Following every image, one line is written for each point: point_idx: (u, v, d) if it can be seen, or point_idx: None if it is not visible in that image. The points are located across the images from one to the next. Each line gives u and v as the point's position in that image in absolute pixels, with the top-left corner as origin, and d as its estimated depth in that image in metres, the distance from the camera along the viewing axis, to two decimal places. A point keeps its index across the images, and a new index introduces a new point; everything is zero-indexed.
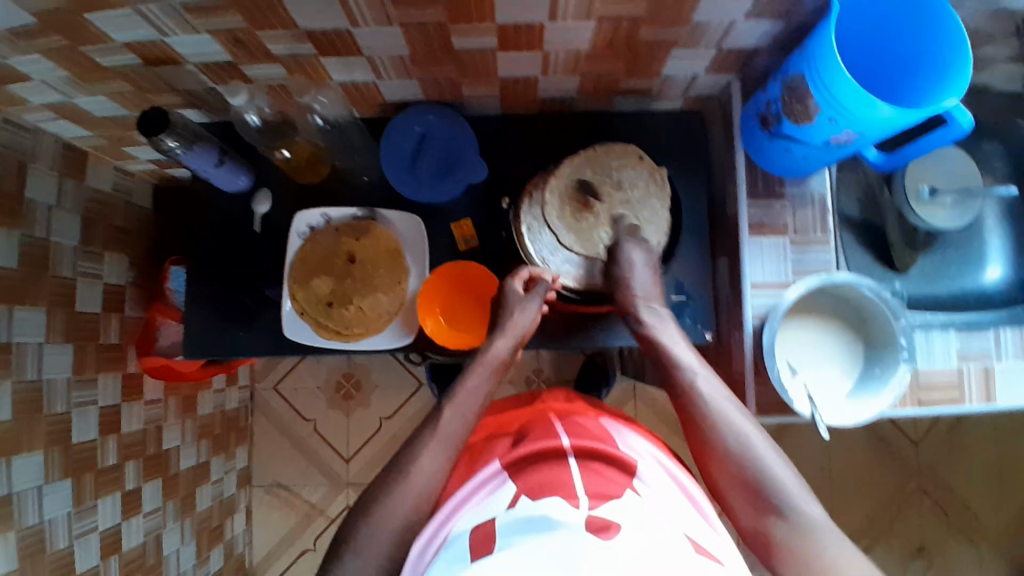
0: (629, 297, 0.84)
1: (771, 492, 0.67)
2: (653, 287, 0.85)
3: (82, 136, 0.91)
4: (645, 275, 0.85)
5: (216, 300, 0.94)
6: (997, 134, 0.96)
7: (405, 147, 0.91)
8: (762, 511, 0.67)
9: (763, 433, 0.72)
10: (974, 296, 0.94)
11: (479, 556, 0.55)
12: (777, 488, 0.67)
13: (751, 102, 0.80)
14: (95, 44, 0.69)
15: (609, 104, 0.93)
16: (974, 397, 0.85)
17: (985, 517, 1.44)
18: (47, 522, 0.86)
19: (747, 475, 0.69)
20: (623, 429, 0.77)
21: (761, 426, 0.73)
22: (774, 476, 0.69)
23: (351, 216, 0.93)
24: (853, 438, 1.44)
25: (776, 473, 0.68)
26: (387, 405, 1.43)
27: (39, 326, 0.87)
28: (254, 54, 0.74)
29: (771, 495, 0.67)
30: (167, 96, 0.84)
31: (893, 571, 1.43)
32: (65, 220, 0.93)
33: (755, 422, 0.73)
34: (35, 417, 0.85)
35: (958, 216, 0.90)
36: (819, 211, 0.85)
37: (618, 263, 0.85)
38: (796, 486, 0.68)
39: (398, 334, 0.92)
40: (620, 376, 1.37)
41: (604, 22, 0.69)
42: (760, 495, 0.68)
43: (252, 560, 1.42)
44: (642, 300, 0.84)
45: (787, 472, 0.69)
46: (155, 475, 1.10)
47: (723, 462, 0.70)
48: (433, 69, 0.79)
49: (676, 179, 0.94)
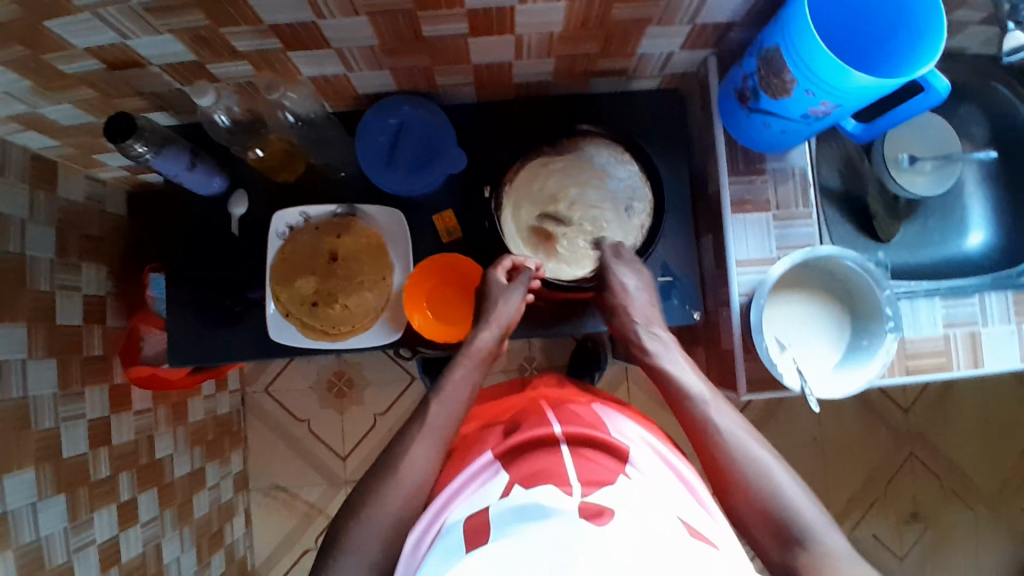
0: (626, 321, 0.86)
1: (795, 523, 0.67)
2: (653, 312, 0.87)
3: (50, 146, 0.88)
4: (646, 301, 0.87)
5: (200, 306, 0.93)
6: (974, 98, 0.96)
7: (382, 141, 0.89)
8: (786, 543, 0.67)
9: (779, 462, 0.73)
10: (958, 262, 0.95)
11: (475, 547, 0.55)
12: (799, 522, 0.68)
13: (728, 78, 0.80)
14: (56, 52, 0.67)
15: (586, 86, 0.92)
16: (961, 362, 0.87)
17: (975, 478, 1.47)
18: (44, 538, 0.85)
19: (769, 506, 0.69)
20: (615, 415, 0.77)
21: (775, 454, 0.74)
22: (796, 508, 0.69)
23: (330, 213, 0.91)
24: (844, 408, 1.45)
25: (796, 502, 0.69)
26: (380, 402, 1.43)
27: (20, 342, 0.85)
28: (219, 52, 0.72)
29: (792, 525, 0.67)
30: (134, 100, 0.82)
31: (889, 535, 1.45)
32: (39, 233, 0.90)
33: (769, 451, 0.74)
34: (23, 434, 0.84)
35: (938, 182, 0.91)
36: (800, 184, 0.85)
37: (609, 288, 0.86)
38: (817, 514, 0.68)
39: (385, 330, 0.90)
40: (611, 359, 1.38)
41: (575, 3, 0.68)
42: (784, 527, 0.68)
43: (255, 563, 1.42)
44: (640, 326, 0.85)
45: (807, 502, 0.69)
46: (150, 485, 1.09)
47: (745, 493, 0.71)
48: (405, 59, 0.78)
49: (658, 160, 0.94)
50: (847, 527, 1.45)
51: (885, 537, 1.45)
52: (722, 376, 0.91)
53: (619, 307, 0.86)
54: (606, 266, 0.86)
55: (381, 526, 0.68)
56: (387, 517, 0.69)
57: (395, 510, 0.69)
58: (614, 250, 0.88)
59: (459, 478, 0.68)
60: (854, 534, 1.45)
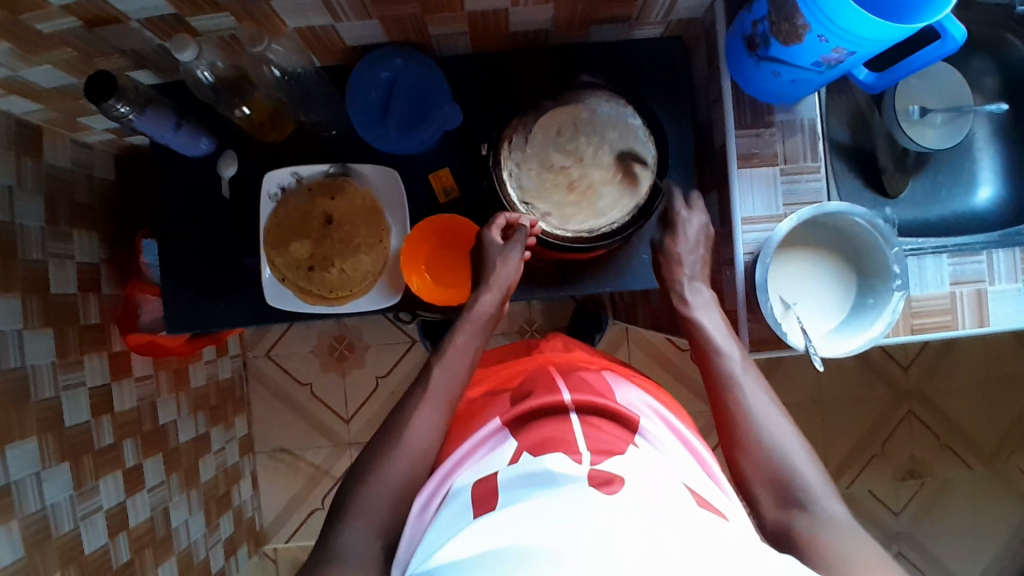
0: (677, 269, 0.84)
1: (801, 490, 0.65)
2: (702, 269, 0.84)
3: (34, 111, 0.85)
4: (694, 255, 0.84)
5: (196, 271, 0.91)
6: (988, 47, 0.92)
7: (374, 97, 0.86)
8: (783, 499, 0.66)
9: (789, 426, 0.71)
10: (967, 218, 0.92)
11: (483, 512, 0.54)
12: (803, 484, 0.66)
13: (736, 24, 0.76)
14: (32, 10, 0.64)
15: (587, 35, 0.89)
16: (967, 321, 0.85)
17: (972, 433, 1.48)
18: (49, 507, 0.85)
19: (778, 469, 0.67)
20: (624, 384, 0.76)
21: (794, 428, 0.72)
22: (801, 472, 0.67)
23: (323, 172, 0.89)
24: (845, 367, 1.45)
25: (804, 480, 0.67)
26: (380, 365, 1.42)
27: (15, 313, 0.83)
28: (199, 3, 0.68)
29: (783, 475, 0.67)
30: (115, 59, 0.78)
31: (885, 490, 1.47)
32: (28, 201, 0.88)
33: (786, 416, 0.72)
34: (23, 404, 0.83)
35: (947, 136, 0.88)
36: (809, 137, 0.83)
37: (674, 234, 0.85)
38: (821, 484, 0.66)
39: (384, 294, 0.89)
40: (611, 321, 1.37)
41: (561, 5, 0.78)
42: (787, 489, 0.66)
43: (263, 524, 1.44)
44: (685, 276, 0.83)
45: (814, 471, 0.67)
46: (155, 451, 1.09)
47: (756, 452, 0.69)
48: (394, 7, 0.74)
49: (660, 113, 0.91)
50: (844, 483, 1.46)
51: (882, 492, 1.47)
52: None
53: (675, 255, 0.84)
54: (675, 213, 0.86)
55: (387, 489, 0.68)
56: (393, 481, 0.69)
57: (400, 475, 0.69)
58: (683, 199, 0.87)
59: (467, 444, 0.68)
60: (851, 490, 1.46)
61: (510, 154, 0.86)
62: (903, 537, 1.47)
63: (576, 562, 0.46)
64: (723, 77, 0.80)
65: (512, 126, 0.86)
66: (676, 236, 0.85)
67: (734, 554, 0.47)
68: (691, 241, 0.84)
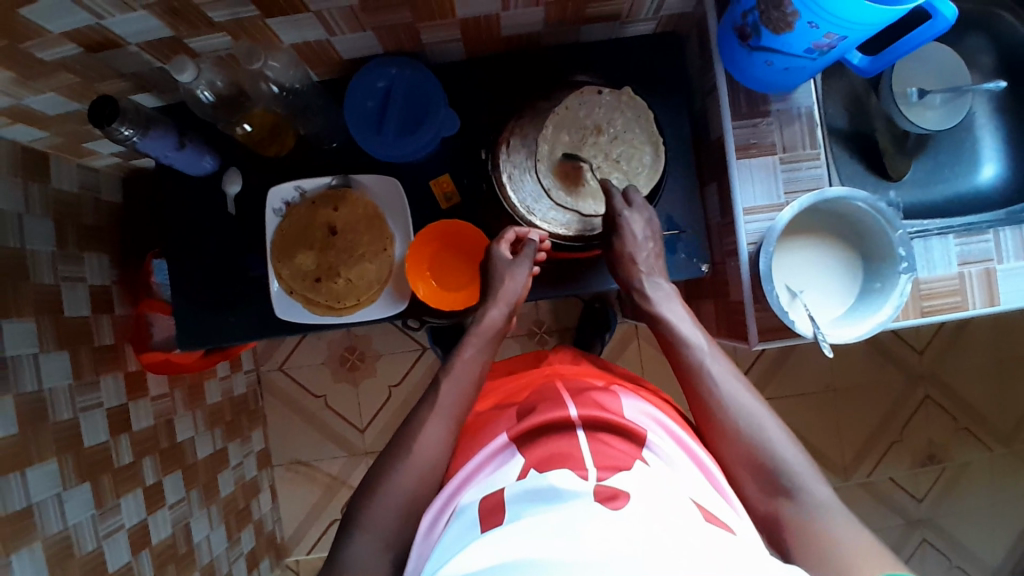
0: (631, 268, 0.84)
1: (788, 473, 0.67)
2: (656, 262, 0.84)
3: (39, 137, 0.87)
4: (647, 251, 0.84)
5: (205, 288, 0.92)
6: (983, 26, 0.92)
7: (370, 106, 0.87)
8: None
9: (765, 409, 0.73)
10: (971, 196, 0.92)
11: (490, 527, 0.55)
12: (789, 469, 0.68)
13: (727, 14, 0.76)
14: (33, 39, 0.65)
15: (578, 34, 0.89)
16: (977, 301, 0.85)
17: (991, 415, 1.46)
18: (72, 527, 0.86)
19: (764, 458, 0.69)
20: (630, 396, 0.76)
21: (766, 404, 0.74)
22: (786, 457, 0.69)
23: (326, 185, 0.90)
24: (857, 353, 1.44)
25: None
26: (392, 372, 1.43)
27: (30, 335, 0.85)
28: (196, 24, 0.70)
29: (783, 469, 0.68)
30: (116, 82, 0.80)
31: (907, 477, 1.45)
32: (37, 226, 0.89)
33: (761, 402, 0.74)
34: (41, 426, 0.84)
35: (949, 115, 0.87)
36: (806, 125, 0.82)
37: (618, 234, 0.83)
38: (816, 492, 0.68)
39: (390, 302, 0.89)
40: (619, 318, 1.37)
41: (550, 5, 0.78)
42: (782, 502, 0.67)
43: (284, 536, 1.45)
44: (652, 277, 0.83)
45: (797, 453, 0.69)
46: (174, 467, 1.10)
47: (734, 440, 0.71)
48: (386, 18, 0.75)
49: (657, 108, 0.92)
50: (863, 471, 1.45)
51: (903, 479, 1.45)
52: (732, 327, 0.89)
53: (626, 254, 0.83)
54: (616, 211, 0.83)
55: (400, 496, 0.69)
56: (405, 489, 0.69)
57: (411, 484, 0.70)
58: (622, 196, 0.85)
59: (473, 461, 0.68)
60: (870, 478, 1.45)
61: (509, 157, 0.86)
62: (926, 524, 1.46)
63: (577, 570, 0.46)
64: (716, 67, 0.81)
65: (512, 128, 0.87)
66: (622, 235, 0.83)
67: (736, 559, 0.48)
68: (641, 238, 0.83)
